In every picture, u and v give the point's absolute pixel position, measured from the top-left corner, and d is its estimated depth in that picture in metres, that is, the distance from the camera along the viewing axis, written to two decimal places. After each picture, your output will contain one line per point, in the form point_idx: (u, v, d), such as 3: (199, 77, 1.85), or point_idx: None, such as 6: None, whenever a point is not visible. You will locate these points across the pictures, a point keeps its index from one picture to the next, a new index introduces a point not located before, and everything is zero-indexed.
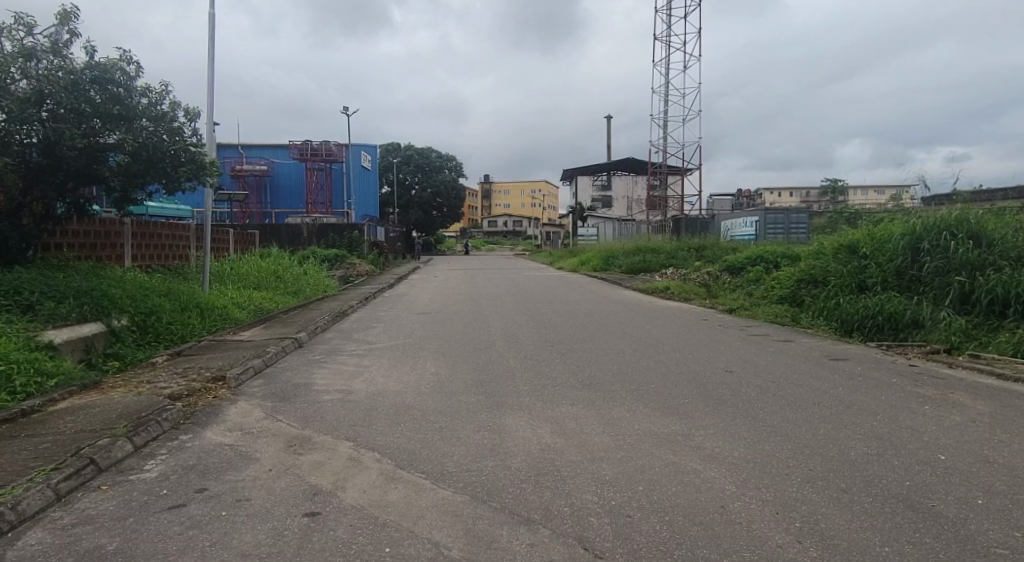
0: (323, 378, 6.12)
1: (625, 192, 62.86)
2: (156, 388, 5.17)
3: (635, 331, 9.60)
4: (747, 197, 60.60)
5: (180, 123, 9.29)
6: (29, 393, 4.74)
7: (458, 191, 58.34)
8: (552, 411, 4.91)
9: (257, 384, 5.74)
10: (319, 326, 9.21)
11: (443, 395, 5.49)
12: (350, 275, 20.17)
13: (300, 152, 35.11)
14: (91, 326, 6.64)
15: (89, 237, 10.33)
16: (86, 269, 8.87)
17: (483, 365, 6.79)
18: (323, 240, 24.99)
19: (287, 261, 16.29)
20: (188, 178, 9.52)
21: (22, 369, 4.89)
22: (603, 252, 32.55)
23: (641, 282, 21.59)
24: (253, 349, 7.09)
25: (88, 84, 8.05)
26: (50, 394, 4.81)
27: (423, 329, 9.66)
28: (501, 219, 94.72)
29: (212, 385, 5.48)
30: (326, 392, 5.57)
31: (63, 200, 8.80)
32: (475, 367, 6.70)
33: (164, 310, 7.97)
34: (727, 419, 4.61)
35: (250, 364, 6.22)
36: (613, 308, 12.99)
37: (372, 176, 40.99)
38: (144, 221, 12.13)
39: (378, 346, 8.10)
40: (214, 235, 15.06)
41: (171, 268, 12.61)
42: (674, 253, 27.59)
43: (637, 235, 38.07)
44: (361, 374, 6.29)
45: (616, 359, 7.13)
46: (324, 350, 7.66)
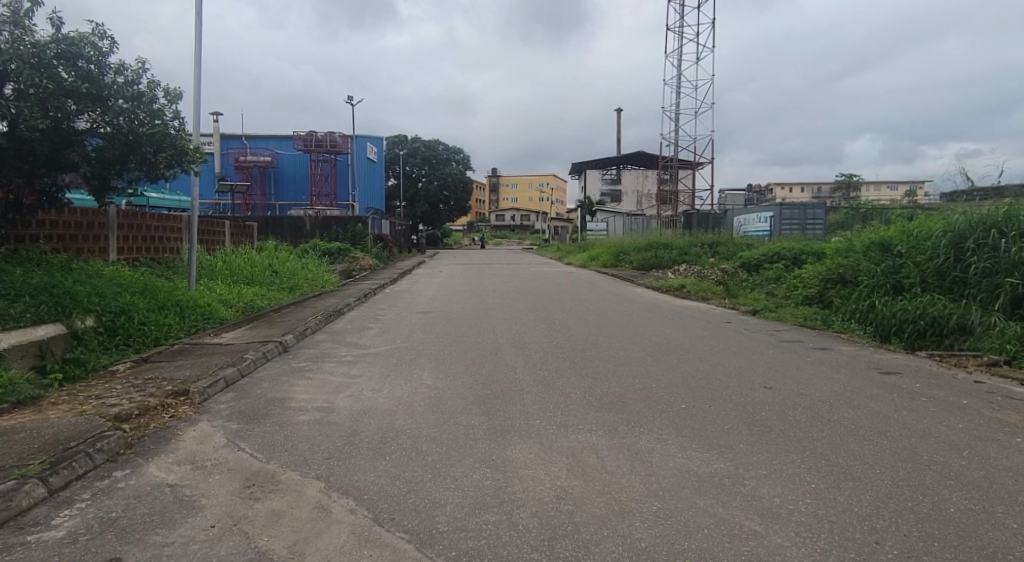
0: (304, 393, 5.36)
1: (634, 186, 61.79)
2: (104, 405, 4.44)
3: (654, 337, 8.79)
4: (759, 193, 59.46)
5: (161, 105, 8.52)
6: None
7: (466, 184, 57.64)
8: (567, 442, 4.12)
9: (226, 400, 4.98)
10: (309, 328, 8.44)
11: (440, 415, 4.71)
12: (352, 270, 19.46)
13: (305, 144, 34.12)
14: (49, 328, 5.89)
15: (68, 228, 9.61)
16: (58, 262, 8.15)
17: (488, 378, 6.01)
18: (326, 233, 24.29)
19: (285, 255, 15.55)
20: (170, 165, 8.76)
21: None
22: (613, 247, 31.70)
23: (654, 279, 20.74)
24: (230, 355, 6.35)
25: (54, 60, 7.28)
26: None
27: (422, 331, 8.89)
28: (509, 213, 93.96)
29: (172, 402, 4.72)
30: (303, 412, 4.81)
31: (32, 187, 8.09)
32: (479, 379, 5.92)
33: (138, 309, 7.23)
34: (781, 456, 3.79)
35: (222, 375, 5.45)
36: (628, 309, 12.15)
37: (378, 168, 40.25)
38: (133, 212, 11.42)
39: (373, 351, 7.33)
40: (208, 227, 14.36)
41: (160, 262, 11.90)
42: (687, 249, 26.67)
43: (647, 230, 37.17)
44: (348, 388, 5.52)
45: (638, 371, 6.33)
46: (311, 356, 6.90)
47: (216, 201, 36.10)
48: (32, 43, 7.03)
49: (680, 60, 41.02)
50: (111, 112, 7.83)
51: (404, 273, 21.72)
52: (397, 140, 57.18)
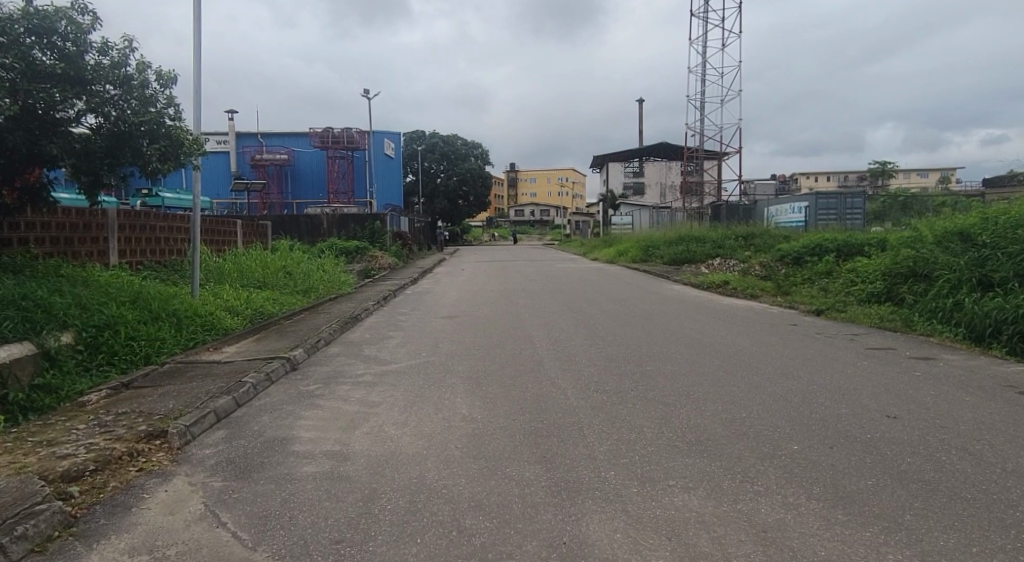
0: (312, 430, 4.34)
1: (657, 178, 60.02)
2: (54, 456, 3.42)
3: (718, 347, 7.64)
4: (786, 183, 57.45)
5: (154, 91, 7.44)
6: None
7: (485, 180, 56.57)
8: (665, 517, 3.01)
9: (215, 443, 3.97)
10: (322, 339, 7.42)
11: (487, 470, 3.66)
12: (372, 269, 18.51)
13: (322, 140, 33.37)
14: (13, 348, 4.75)
15: (61, 229, 8.70)
16: (43, 269, 7.18)
17: (537, 410, 4.92)
18: (345, 231, 23.38)
19: (299, 255, 14.57)
20: (166, 160, 7.68)
21: None
22: (641, 241, 30.40)
23: (690, 275, 19.45)
24: (227, 377, 5.33)
25: (26, 37, 6.22)
26: None
27: (451, 341, 7.82)
28: (529, 207, 92.90)
29: (144, 448, 3.69)
30: (310, 459, 3.79)
31: (11, 184, 7.10)
32: (526, 412, 4.84)
33: (130, 321, 6.24)
34: (980, 540, 2.65)
35: (212, 407, 4.42)
36: (676, 311, 10.96)
37: (396, 164, 39.33)
38: (135, 212, 10.51)
39: (395, 368, 6.30)
40: (218, 226, 13.46)
41: (165, 265, 10.99)
42: (721, 242, 25.26)
43: (675, 223, 35.72)
44: (367, 423, 4.49)
45: (717, 399, 5.22)
46: (324, 376, 5.88)
47: (232, 200, 35.43)
48: None
49: (706, 47, 39.41)
50: (94, 98, 6.74)
51: (425, 272, 20.65)
52: (415, 136, 56.30)
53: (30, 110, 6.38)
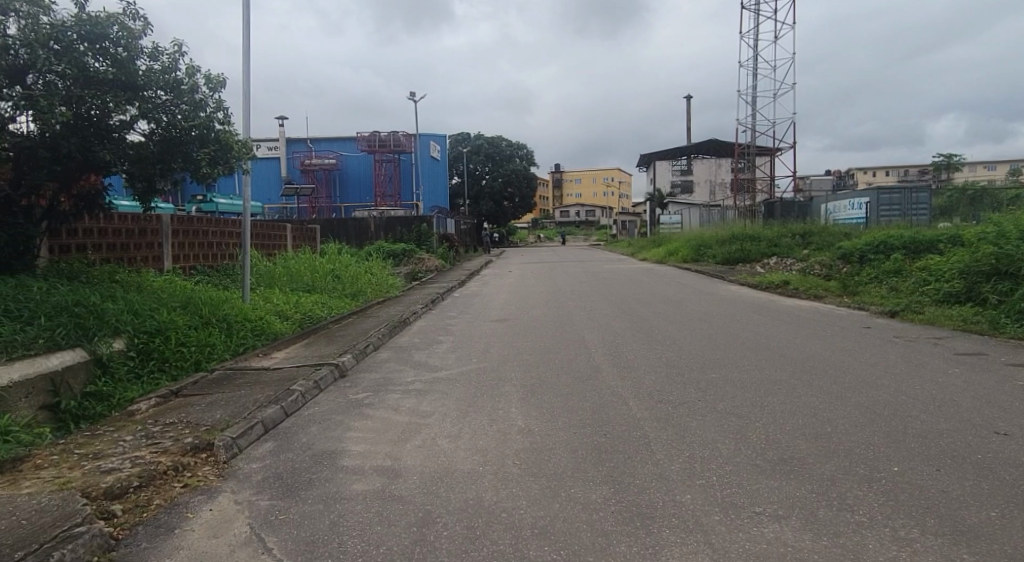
0: (362, 442, 4.11)
1: (706, 176, 58.43)
2: (99, 470, 3.30)
3: (787, 353, 7.09)
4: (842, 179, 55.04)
5: (203, 95, 7.45)
6: None
7: (530, 181, 56.34)
8: (758, 552, 2.63)
9: (262, 456, 3.79)
10: (371, 344, 7.25)
11: (549, 491, 3.34)
12: (418, 272, 18.47)
13: (368, 144, 33.81)
14: (66, 356, 4.76)
15: (117, 235, 8.87)
16: (100, 276, 7.28)
17: (598, 422, 4.57)
18: (392, 234, 23.50)
19: (347, 258, 14.58)
20: (216, 165, 7.69)
21: None
22: (691, 240, 29.52)
23: (746, 276, 18.63)
24: (276, 385, 5.18)
25: (79, 44, 6.26)
26: None
27: (501, 346, 7.53)
28: (574, 208, 92.18)
29: (189, 463, 3.54)
30: (360, 475, 3.56)
31: (69, 191, 7.22)
32: (586, 424, 4.51)
33: (180, 327, 6.21)
34: None
35: (259, 417, 4.25)
36: (735, 313, 10.38)
37: (441, 166, 39.48)
38: (189, 217, 10.68)
39: (446, 375, 6.05)
40: (268, 231, 13.61)
41: (218, 270, 11.13)
42: (777, 241, 24.16)
43: (726, 222, 34.61)
44: (419, 435, 4.25)
45: (796, 411, 4.75)
46: (373, 384, 5.67)
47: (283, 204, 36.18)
48: (50, 26, 6.04)
49: (757, 39, 38.06)
50: (146, 103, 6.78)
51: (472, 274, 20.45)
52: (460, 138, 56.56)
53: (85, 117, 6.44)
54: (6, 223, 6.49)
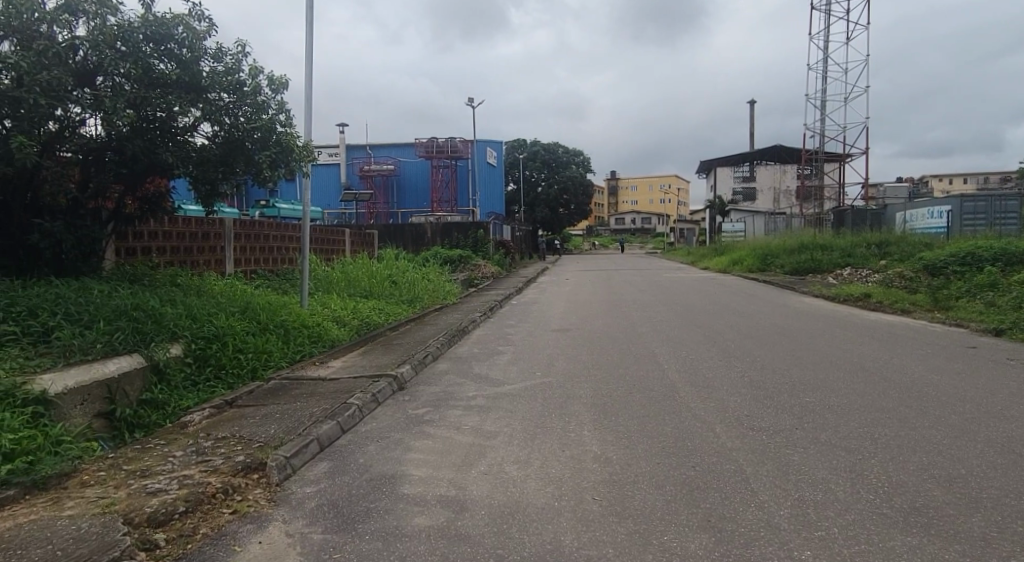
0: (423, 465, 3.74)
1: (769, 183, 56.31)
2: (144, 491, 3.04)
3: (887, 374, 6.34)
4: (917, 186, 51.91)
5: (265, 98, 7.39)
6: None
7: (585, 188, 55.68)
8: None
9: (317, 479, 3.47)
10: (429, 354, 6.93)
11: (640, 536, 2.86)
12: (474, 279, 18.23)
13: (426, 151, 34.15)
14: (123, 361, 4.69)
15: (181, 239, 8.95)
16: (162, 280, 7.30)
17: (684, 452, 4.04)
18: (448, 239, 23.44)
19: (404, 264, 14.45)
20: (276, 168, 7.60)
21: None
22: (756, 249, 28.25)
23: (819, 287, 17.50)
24: (332, 397, 4.91)
25: (146, 46, 6.26)
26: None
27: (565, 359, 7.07)
28: (629, 215, 90.91)
29: (240, 484, 3.25)
30: (422, 506, 3.17)
31: (133, 194, 7.28)
32: (670, 453, 4.01)
33: (237, 332, 6.06)
34: None
35: (315, 434, 3.96)
36: (817, 327, 9.57)
37: (497, 173, 39.38)
38: (251, 222, 10.74)
39: (509, 390, 5.65)
40: (327, 236, 13.64)
41: (278, 274, 11.16)
42: (852, 250, 22.66)
43: (791, 230, 33.06)
44: (486, 460, 3.84)
45: (917, 446, 4.08)
46: (433, 398, 5.33)
47: (342, 209, 36.84)
48: (118, 27, 6.04)
49: (827, 40, 36.31)
50: (209, 105, 6.76)
51: (528, 281, 20.01)
52: (516, 145, 56.49)
53: (150, 119, 6.47)
54: (75, 224, 6.56)
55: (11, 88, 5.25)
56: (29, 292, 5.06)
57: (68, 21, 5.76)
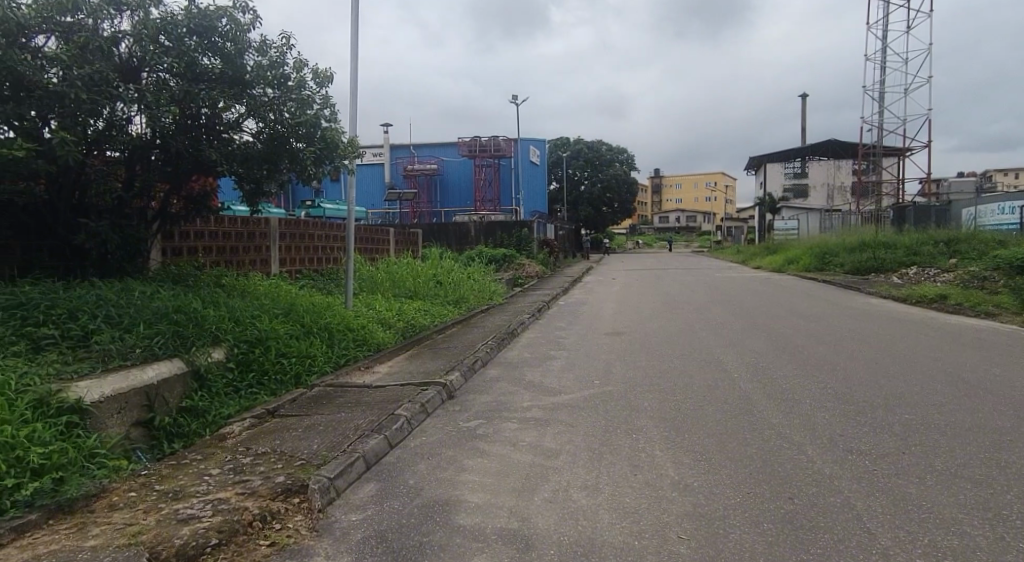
0: (479, 490, 3.34)
1: (823, 179, 54.05)
2: (176, 518, 2.74)
3: (991, 387, 5.63)
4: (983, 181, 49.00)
5: (310, 93, 7.17)
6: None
7: (629, 186, 54.70)
8: None
9: (363, 504, 3.11)
10: (479, 359, 6.57)
11: None
12: (519, 278, 17.85)
13: (469, 150, 34.06)
14: (162, 367, 4.51)
15: (227, 239, 8.86)
16: (207, 281, 7.18)
17: (777, 479, 3.53)
18: (492, 239, 23.14)
19: (449, 263, 14.19)
20: (321, 164, 7.38)
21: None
22: (812, 247, 26.97)
23: (886, 287, 16.41)
24: (379, 407, 4.58)
25: (190, 41, 6.12)
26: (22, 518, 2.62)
27: (624, 365, 6.60)
28: (673, 214, 89.10)
29: (279, 510, 2.91)
30: (481, 543, 2.76)
31: (177, 193, 7.17)
32: (761, 481, 3.49)
33: (281, 335, 5.83)
34: None
35: (361, 450, 3.61)
36: (895, 332, 8.79)
37: (539, 171, 38.99)
38: (296, 221, 10.62)
39: (567, 399, 5.21)
40: (372, 235, 13.48)
41: (323, 273, 11.02)
42: (918, 248, 21.30)
43: (849, 227, 31.50)
44: (550, 486, 3.41)
45: None
46: (485, 408, 4.93)
47: (386, 209, 36.99)
48: (161, 20, 5.90)
49: (888, 28, 34.60)
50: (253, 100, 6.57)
51: (574, 281, 19.50)
52: (559, 143, 55.89)
53: (194, 115, 6.32)
54: (120, 224, 6.48)
55: (57, 84, 5.09)
56: (71, 294, 4.98)
57: (112, 15, 5.64)
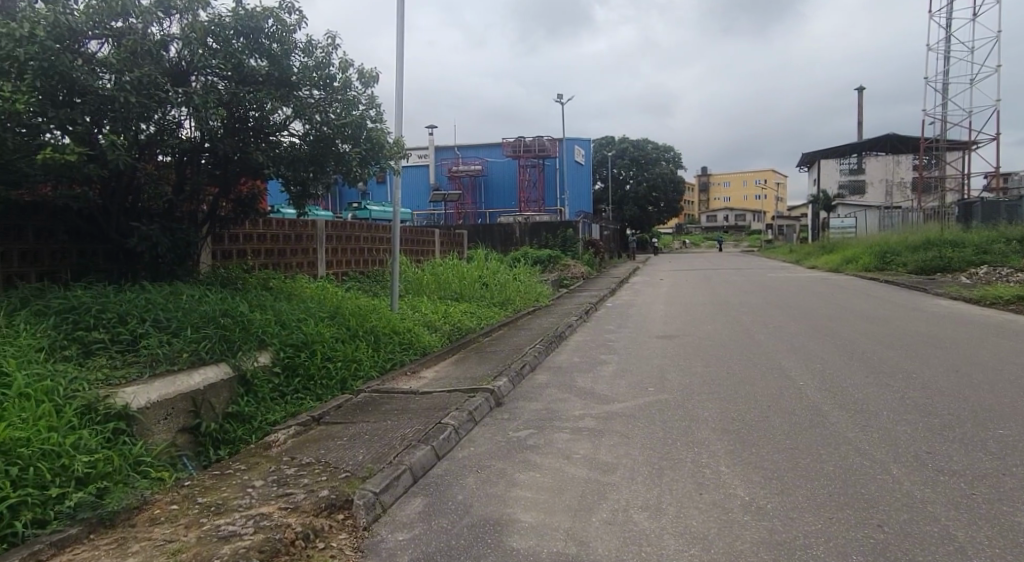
0: (533, 508, 3.08)
1: (882, 174, 51.63)
2: (218, 534, 2.62)
3: None
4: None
5: (356, 93, 7.11)
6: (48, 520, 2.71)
7: (676, 184, 53.58)
8: None
9: (411, 522, 2.91)
10: (527, 364, 6.34)
11: None
12: (565, 279, 17.57)
13: (514, 150, 33.96)
14: (208, 373, 4.49)
15: (275, 242, 8.92)
16: (255, 284, 7.21)
17: (866, 497, 3.12)
18: (537, 239, 22.93)
19: (494, 265, 14.04)
20: (367, 165, 7.31)
21: (42, 474, 2.85)
22: (872, 246, 25.70)
23: (958, 288, 15.37)
24: (425, 416, 4.42)
25: (238, 44, 6.13)
26: (70, 529, 2.58)
27: (680, 370, 6.26)
28: (721, 213, 86.90)
29: (323, 527, 2.75)
30: None
31: (226, 196, 7.23)
32: (848, 497, 3.10)
33: (328, 339, 5.76)
34: None
35: (408, 462, 3.44)
36: (977, 337, 8.10)
37: (584, 171, 38.58)
38: (343, 223, 10.65)
39: (622, 407, 4.92)
40: (417, 237, 13.45)
41: (369, 275, 11.02)
42: (991, 246, 19.95)
43: (912, 224, 29.89)
44: (608, 505, 3.10)
45: None
46: (536, 417, 4.69)
47: (431, 210, 37.26)
48: (209, 21, 5.93)
49: (954, 14, 32.79)
50: (299, 102, 6.55)
51: (621, 282, 19.05)
52: (603, 142, 55.24)
53: (242, 118, 6.34)
54: (172, 227, 6.55)
55: (111, 90, 5.23)
56: (122, 299, 5.03)
57: (162, 19, 5.70)
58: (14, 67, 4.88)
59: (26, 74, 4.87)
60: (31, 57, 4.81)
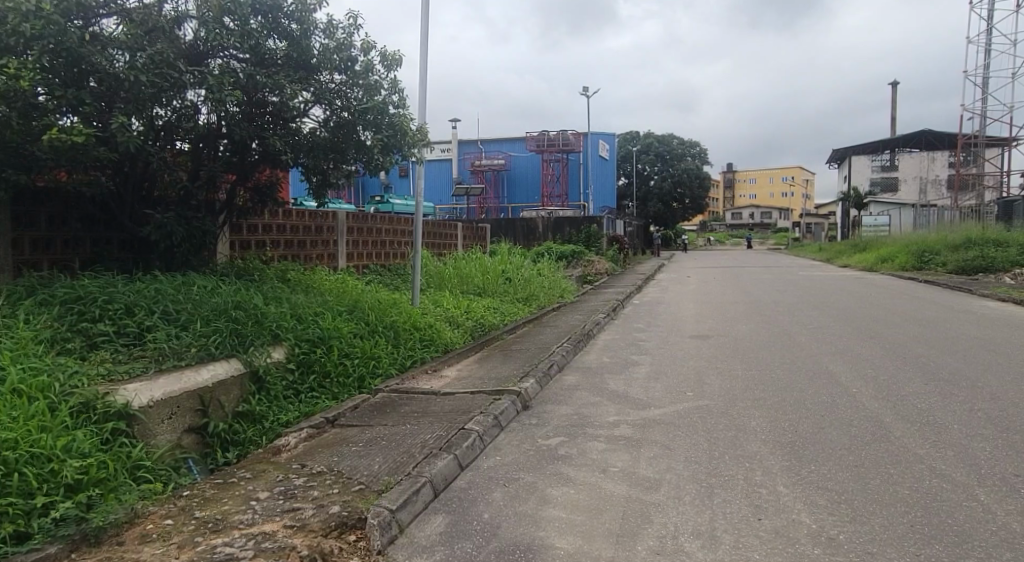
0: (569, 532, 2.67)
1: (916, 171, 50.09)
2: (213, 557, 2.30)
3: None
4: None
5: (379, 78, 6.78)
6: (22, 537, 2.41)
7: (701, 180, 52.65)
8: None
9: (431, 545, 2.57)
10: (555, 364, 5.97)
11: None
12: (590, 276, 17.15)
13: (537, 144, 33.59)
14: (217, 369, 4.22)
15: (295, 233, 8.68)
16: (272, 276, 6.95)
17: (967, 523, 2.60)
18: (560, 234, 22.54)
19: (518, 259, 13.69)
20: (389, 152, 6.99)
21: (25, 481, 2.55)
22: (908, 244, 24.79)
23: (1004, 289, 14.59)
24: (448, 420, 4.08)
25: (256, 24, 5.86)
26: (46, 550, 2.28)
27: (719, 373, 5.83)
28: (747, 210, 85.45)
29: (332, 550, 2.42)
30: None
31: (244, 183, 6.99)
32: (941, 521, 2.62)
33: (345, 334, 5.46)
34: None
35: (428, 473, 3.11)
36: None
37: (608, 166, 38.02)
38: (364, 215, 10.38)
39: (660, 412, 4.53)
40: (440, 230, 13.16)
41: (390, 268, 10.75)
42: None
43: (950, 222, 28.82)
44: (654, 530, 2.67)
45: None
46: (566, 423, 4.32)
47: (453, 204, 37.03)
48: None
49: (995, 5, 31.57)
50: (319, 85, 6.26)
51: (647, 279, 18.50)
52: (628, 137, 54.49)
53: (259, 102, 6.07)
54: (187, 216, 6.32)
55: (124, 71, 5.01)
56: (131, 289, 4.79)
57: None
58: (21, 44, 4.67)
59: (33, 50, 4.65)
60: (37, 33, 4.60)
